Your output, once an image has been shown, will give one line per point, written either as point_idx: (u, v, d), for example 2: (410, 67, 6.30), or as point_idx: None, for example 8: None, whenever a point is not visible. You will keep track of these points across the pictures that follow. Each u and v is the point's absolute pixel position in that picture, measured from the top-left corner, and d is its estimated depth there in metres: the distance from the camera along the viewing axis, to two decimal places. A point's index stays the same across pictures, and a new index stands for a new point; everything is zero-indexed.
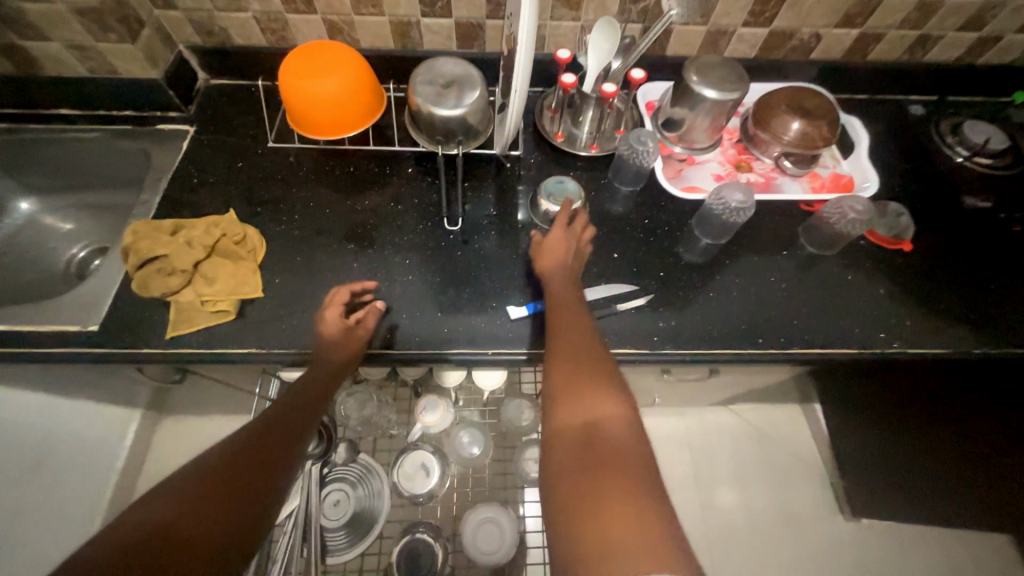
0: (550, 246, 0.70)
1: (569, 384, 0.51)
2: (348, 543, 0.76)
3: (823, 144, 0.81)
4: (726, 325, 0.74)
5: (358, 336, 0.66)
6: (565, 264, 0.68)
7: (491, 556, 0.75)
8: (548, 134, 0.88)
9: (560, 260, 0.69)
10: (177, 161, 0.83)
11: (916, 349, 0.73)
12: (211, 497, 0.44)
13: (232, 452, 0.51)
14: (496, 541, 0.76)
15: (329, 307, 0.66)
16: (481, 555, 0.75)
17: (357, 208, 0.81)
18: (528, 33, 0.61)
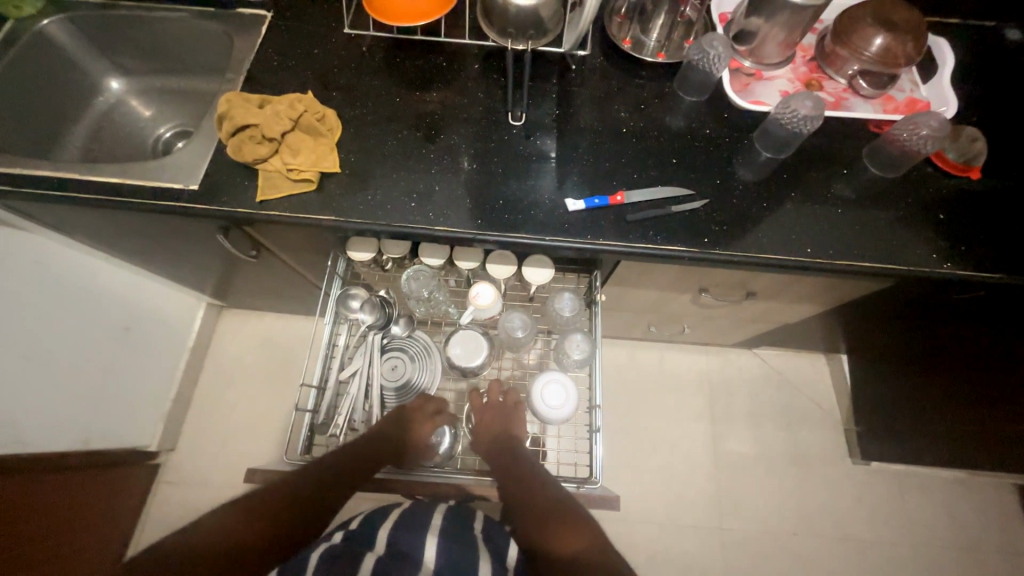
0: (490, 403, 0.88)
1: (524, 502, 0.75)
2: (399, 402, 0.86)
3: (904, 63, 0.79)
4: (775, 235, 0.76)
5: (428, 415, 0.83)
6: (490, 414, 0.87)
7: (555, 411, 0.82)
8: (615, 38, 0.87)
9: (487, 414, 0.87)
10: (256, 45, 0.87)
11: (968, 271, 0.74)
12: (255, 527, 0.68)
13: (315, 469, 0.73)
14: (563, 398, 0.83)
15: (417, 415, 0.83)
16: (546, 408, 0.82)
17: (424, 100, 0.84)
18: None
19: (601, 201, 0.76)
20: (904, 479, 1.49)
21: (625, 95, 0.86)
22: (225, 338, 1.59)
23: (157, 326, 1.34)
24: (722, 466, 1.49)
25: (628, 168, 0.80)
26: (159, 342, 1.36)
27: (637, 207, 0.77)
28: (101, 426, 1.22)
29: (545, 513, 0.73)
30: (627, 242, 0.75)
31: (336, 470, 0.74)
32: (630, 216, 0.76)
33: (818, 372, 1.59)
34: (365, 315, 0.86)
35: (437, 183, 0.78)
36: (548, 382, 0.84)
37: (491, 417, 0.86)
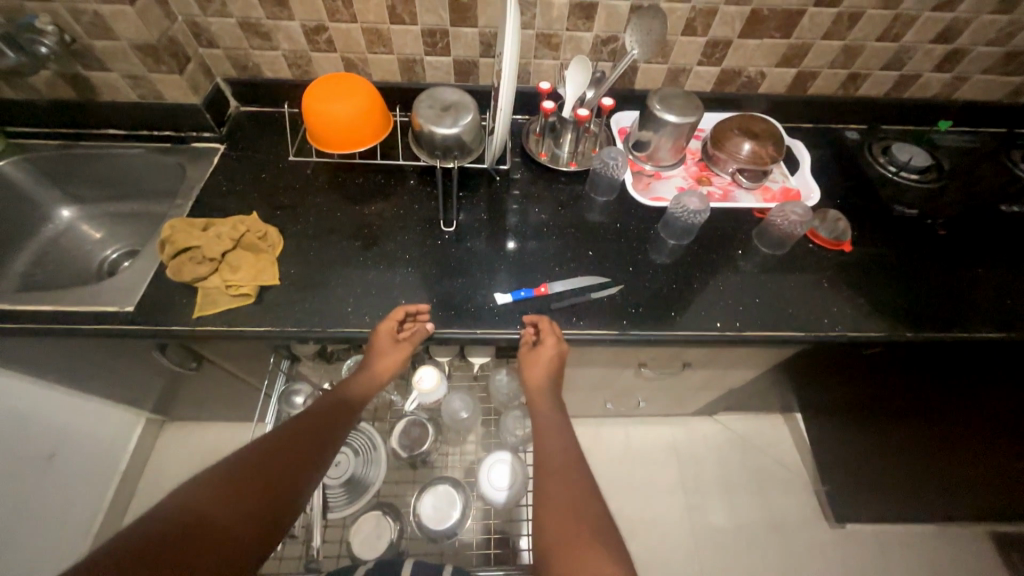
0: (535, 358, 0.77)
1: (554, 478, 0.66)
2: (348, 500, 0.84)
3: (770, 161, 0.95)
4: (685, 312, 0.83)
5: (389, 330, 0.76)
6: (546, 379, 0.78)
7: (502, 492, 0.84)
8: (532, 153, 1.01)
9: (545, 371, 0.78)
10: (208, 173, 0.95)
11: (859, 332, 0.82)
12: (236, 490, 0.57)
13: (311, 423, 0.70)
14: (508, 479, 0.85)
15: (384, 319, 0.77)
16: (491, 489, 0.84)
17: (363, 212, 0.92)
18: (509, 66, 0.76)
19: (527, 292, 0.82)
20: (884, 539, 1.46)
21: (544, 199, 0.97)
22: (165, 455, 1.48)
23: (81, 450, 1.23)
24: (703, 545, 1.43)
25: (553, 262, 0.88)
26: (82, 467, 1.24)
27: (560, 296, 0.83)
28: None
29: (565, 512, 0.60)
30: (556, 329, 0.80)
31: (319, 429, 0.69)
32: (554, 304, 0.82)
33: (778, 432, 1.62)
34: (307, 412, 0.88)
35: (371, 287, 0.82)
36: (498, 462, 0.87)
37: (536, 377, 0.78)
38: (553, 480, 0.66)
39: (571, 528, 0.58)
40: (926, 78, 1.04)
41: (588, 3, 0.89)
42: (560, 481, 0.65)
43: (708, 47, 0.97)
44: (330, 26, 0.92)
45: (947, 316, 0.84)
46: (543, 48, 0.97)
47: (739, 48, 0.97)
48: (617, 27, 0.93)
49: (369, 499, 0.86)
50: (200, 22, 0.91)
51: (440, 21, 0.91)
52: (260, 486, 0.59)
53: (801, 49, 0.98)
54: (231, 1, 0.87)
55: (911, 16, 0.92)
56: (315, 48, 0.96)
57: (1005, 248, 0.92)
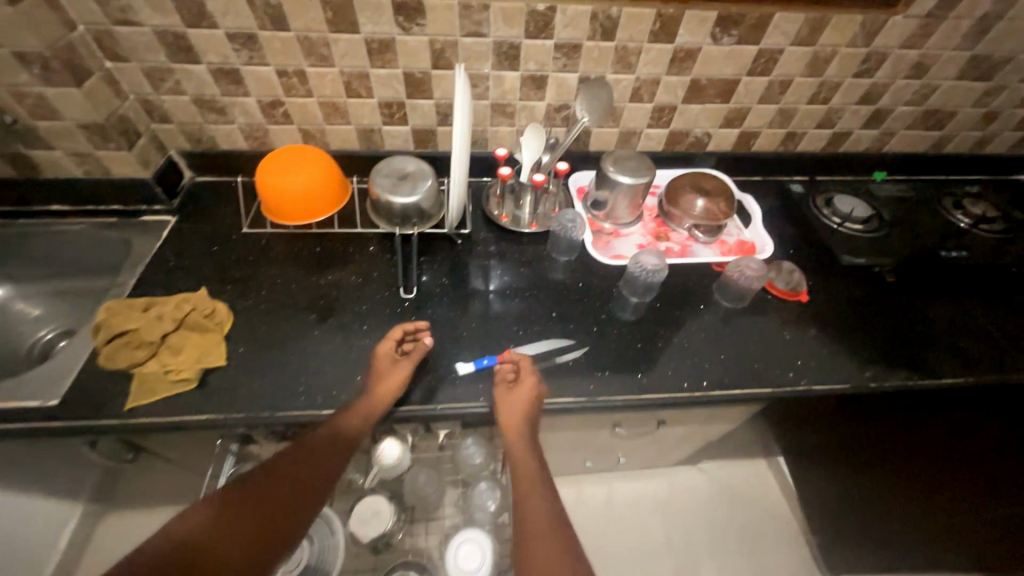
0: (512, 397, 0.73)
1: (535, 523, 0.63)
2: None
3: (723, 217, 0.98)
4: (653, 373, 0.82)
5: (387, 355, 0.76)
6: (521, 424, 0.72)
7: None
8: (493, 215, 1.02)
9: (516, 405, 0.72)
10: (155, 248, 0.92)
11: (824, 385, 0.82)
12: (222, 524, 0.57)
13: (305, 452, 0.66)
14: (480, 560, 0.77)
15: (384, 341, 0.77)
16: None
17: (320, 282, 0.89)
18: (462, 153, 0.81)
19: (490, 361, 0.80)
20: None
21: (507, 260, 0.97)
22: None
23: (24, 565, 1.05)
24: None
25: (517, 326, 0.87)
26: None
27: None
28: None
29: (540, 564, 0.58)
30: None
31: (308, 464, 0.65)
32: None
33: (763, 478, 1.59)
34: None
35: (326, 364, 0.78)
36: (468, 540, 0.79)
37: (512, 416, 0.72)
38: (534, 540, 0.60)
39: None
40: (857, 134, 1.12)
41: (539, 76, 0.93)
42: (535, 544, 0.60)
43: (655, 112, 1.02)
44: (286, 100, 0.93)
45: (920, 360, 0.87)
46: (498, 116, 1.00)
47: (684, 112, 1.03)
48: (568, 96, 0.98)
49: None
50: (152, 99, 0.90)
51: (396, 94, 0.94)
52: (250, 532, 0.57)
53: (741, 112, 1.04)
54: (184, 79, 0.88)
55: (835, 81, 1.00)
56: (272, 120, 0.96)
57: (948, 294, 0.97)
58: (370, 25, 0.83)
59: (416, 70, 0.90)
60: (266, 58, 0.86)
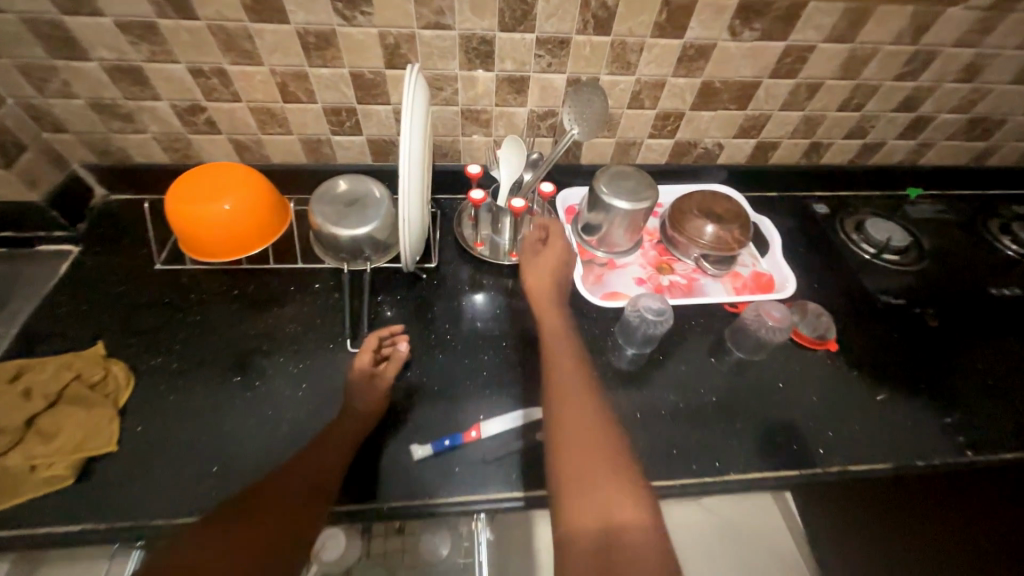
0: (541, 257, 0.77)
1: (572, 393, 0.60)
2: None
3: (737, 247, 0.83)
4: (655, 451, 0.67)
5: (369, 350, 0.68)
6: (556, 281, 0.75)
7: None
8: (466, 243, 0.86)
9: (549, 263, 0.76)
10: (49, 287, 0.75)
11: (861, 464, 0.68)
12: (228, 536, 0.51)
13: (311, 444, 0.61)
14: None
15: (360, 353, 0.68)
16: None
17: (251, 331, 0.73)
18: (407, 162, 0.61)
19: (452, 441, 0.64)
20: None
21: (480, 299, 0.81)
22: None
23: None
24: None
25: (488, 387, 0.71)
26: None
27: (494, 441, 0.65)
28: None
29: (581, 413, 0.57)
30: (491, 489, 0.62)
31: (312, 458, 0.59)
32: (489, 454, 0.64)
33: None
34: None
35: (246, 445, 0.62)
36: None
37: (534, 271, 0.76)
38: (570, 405, 0.58)
39: (590, 460, 0.53)
40: (891, 145, 0.96)
41: (517, 77, 0.77)
42: (574, 407, 0.58)
43: (658, 120, 0.86)
44: (208, 106, 0.76)
45: (970, 416, 0.73)
46: (471, 125, 0.83)
47: (693, 120, 0.86)
48: (554, 102, 0.81)
49: None
50: (39, 104, 0.73)
51: (344, 99, 0.77)
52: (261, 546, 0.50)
53: (760, 119, 0.88)
54: (74, 80, 0.71)
55: (872, 85, 0.84)
56: (193, 129, 0.79)
57: (1006, 338, 0.81)
58: (302, 13, 0.66)
59: (367, 70, 0.73)
60: (174, 54, 0.69)
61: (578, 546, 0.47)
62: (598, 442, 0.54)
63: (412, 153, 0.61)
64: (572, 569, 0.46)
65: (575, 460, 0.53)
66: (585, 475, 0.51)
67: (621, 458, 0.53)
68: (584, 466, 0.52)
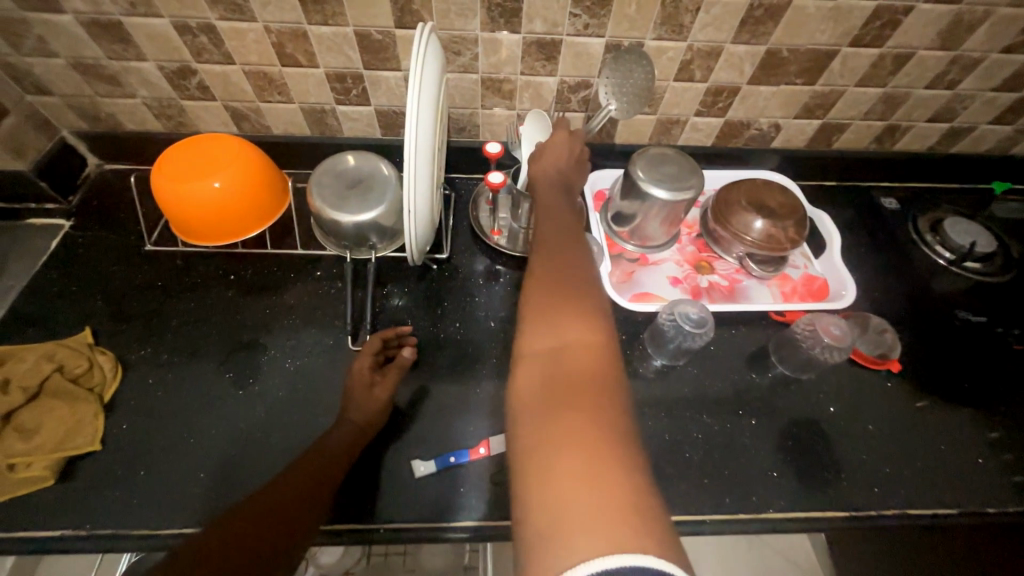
0: (548, 146, 0.63)
1: (550, 279, 0.45)
2: None
3: (790, 246, 0.72)
4: (684, 480, 0.59)
5: (374, 347, 0.62)
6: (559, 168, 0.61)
7: None
8: (482, 231, 0.77)
9: (558, 158, 0.62)
10: (38, 265, 0.70)
11: (921, 509, 0.59)
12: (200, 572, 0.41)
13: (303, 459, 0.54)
14: None
15: (360, 356, 0.62)
16: None
17: (245, 323, 0.67)
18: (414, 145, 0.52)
19: (458, 458, 0.59)
20: None
21: (495, 296, 0.73)
22: None
23: None
24: None
25: (499, 396, 0.64)
26: None
27: (504, 459, 0.59)
28: None
29: (554, 305, 0.42)
30: (498, 514, 0.56)
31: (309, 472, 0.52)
32: (497, 474, 0.58)
33: None
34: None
35: (236, 451, 0.58)
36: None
37: (547, 158, 0.61)
38: (545, 245, 0.49)
39: (559, 295, 0.43)
40: (983, 131, 0.82)
41: (547, 41, 0.66)
42: (551, 253, 0.48)
43: (708, 95, 0.74)
44: (199, 68, 0.67)
45: None
46: (492, 96, 0.73)
47: (750, 96, 0.74)
48: (589, 71, 0.70)
49: None
50: (18, 64, 0.66)
51: (349, 63, 0.67)
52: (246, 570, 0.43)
53: (829, 97, 0.75)
54: (50, 36, 0.63)
55: (974, 58, 0.70)
56: (186, 95, 0.71)
57: None
58: None
59: (374, 30, 0.64)
60: (157, 7, 0.60)
61: (528, 368, 0.39)
62: (569, 276, 0.45)
63: (419, 142, 0.53)
64: (518, 394, 0.38)
65: (539, 292, 0.44)
66: (549, 306, 0.42)
67: (592, 294, 0.43)
68: (547, 296, 0.43)
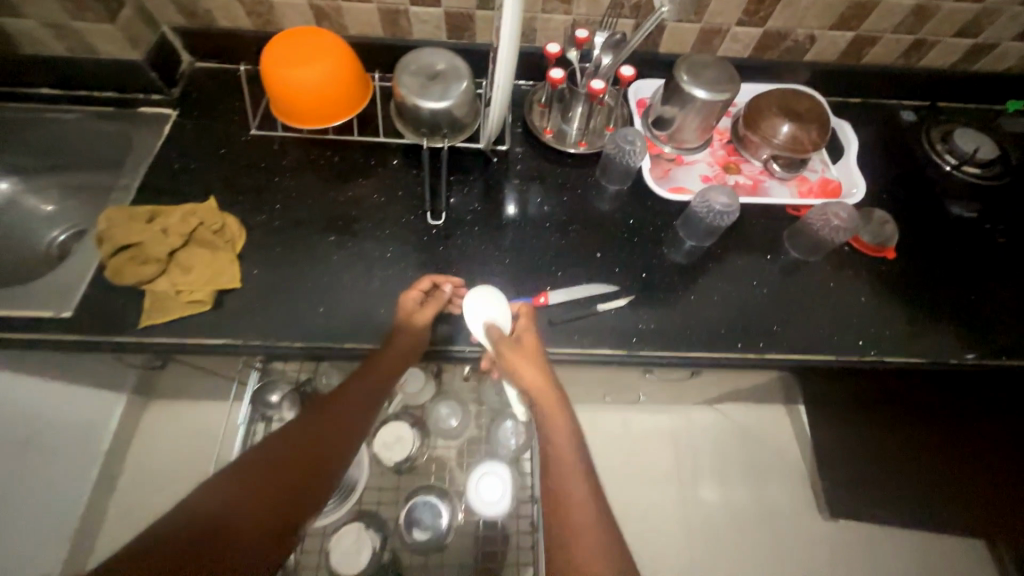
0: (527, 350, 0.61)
1: (574, 521, 0.49)
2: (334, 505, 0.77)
3: (812, 148, 0.81)
4: (707, 331, 0.73)
5: (419, 287, 0.68)
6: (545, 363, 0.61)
7: (493, 506, 0.75)
8: (536, 130, 0.87)
9: (533, 354, 0.61)
10: (159, 146, 0.82)
11: (894, 356, 0.73)
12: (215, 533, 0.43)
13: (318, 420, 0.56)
14: (501, 492, 0.77)
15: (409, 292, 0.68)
16: (480, 504, 0.76)
17: (339, 199, 0.80)
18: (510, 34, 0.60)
19: (524, 303, 0.72)
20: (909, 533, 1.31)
21: (548, 186, 0.84)
22: None
23: None
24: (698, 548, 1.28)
25: (554, 265, 0.77)
26: None
27: (562, 307, 0.73)
28: None
29: (580, 549, 0.47)
30: (554, 346, 0.71)
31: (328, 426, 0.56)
32: (554, 318, 0.72)
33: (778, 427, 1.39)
34: (286, 411, 0.82)
35: (345, 295, 0.72)
36: (487, 473, 0.78)
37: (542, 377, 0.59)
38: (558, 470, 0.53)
39: (584, 541, 0.48)
40: (1004, 48, 0.88)
41: None
42: (567, 488, 0.52)
43: (751, 3, 0.80)
44: None
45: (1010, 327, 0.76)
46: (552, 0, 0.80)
47: (790, 5, 0.80)
48: None
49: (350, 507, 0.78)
50: None
51: None
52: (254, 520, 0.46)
53: (864, 8, 0.81)
54: None
55: None
56: None
57: None
58: None
59: None
60: None
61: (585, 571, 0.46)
62: (586, 523, 0.49)
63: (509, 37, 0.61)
64: None
65: (573, 537, 0.48)
66: (579, 560, 0.47)
67: (606, 524, 0.50)
68: (580, 536, 0.48)
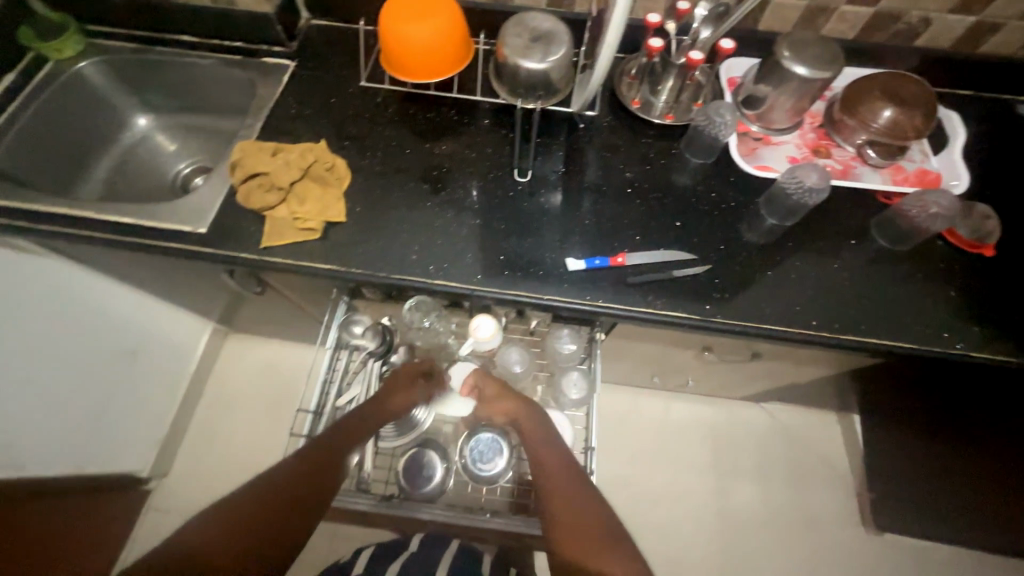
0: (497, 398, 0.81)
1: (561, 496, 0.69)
2: (398, 433, 0.85)
3: (913, 136, 0.79)
4: (780, 307, 0.74)
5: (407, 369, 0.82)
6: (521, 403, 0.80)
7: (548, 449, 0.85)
8: (625, 99, 0.89)
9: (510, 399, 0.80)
10: (278, 92, 0.91)
11: (980, 352, 0.71)
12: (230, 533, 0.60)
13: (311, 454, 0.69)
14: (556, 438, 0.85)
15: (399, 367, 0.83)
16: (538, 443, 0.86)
17: (434, 151, 0.85)
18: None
19: (601, 262, 0.76)
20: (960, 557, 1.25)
21: (631, 154, 0.86)
22: (229, 363, 1.43)
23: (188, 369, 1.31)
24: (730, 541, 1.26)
25: (631, 229, 0.80)
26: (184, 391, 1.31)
27: (637, 269, 0.76)
28: (106, 450, 1.12)
29: (567, 516, 0.67)
30: (627, 305, 0.74)
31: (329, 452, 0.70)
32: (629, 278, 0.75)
33: (827, 429, 1.36)
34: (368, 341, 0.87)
35: (435, 237, 0.78)
36: None
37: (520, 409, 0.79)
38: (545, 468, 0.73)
39: (567, 506, 0.68)
40: None
41: None
42: (553, 477, 0.71)
43: None
44: None
45: None
46: None
47: None
48: None
49: (415, 437, 0.86)
50: None
51: None
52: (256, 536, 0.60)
53: None
54: None
55: None
56: None
57: None
58: None
59: None
60: None
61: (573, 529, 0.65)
62: (568, 492, 0.69)
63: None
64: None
65: (563, 507, 0.68)
66: (567, 521, 0.66)
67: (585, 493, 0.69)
68: (567, 503, 0.68)
